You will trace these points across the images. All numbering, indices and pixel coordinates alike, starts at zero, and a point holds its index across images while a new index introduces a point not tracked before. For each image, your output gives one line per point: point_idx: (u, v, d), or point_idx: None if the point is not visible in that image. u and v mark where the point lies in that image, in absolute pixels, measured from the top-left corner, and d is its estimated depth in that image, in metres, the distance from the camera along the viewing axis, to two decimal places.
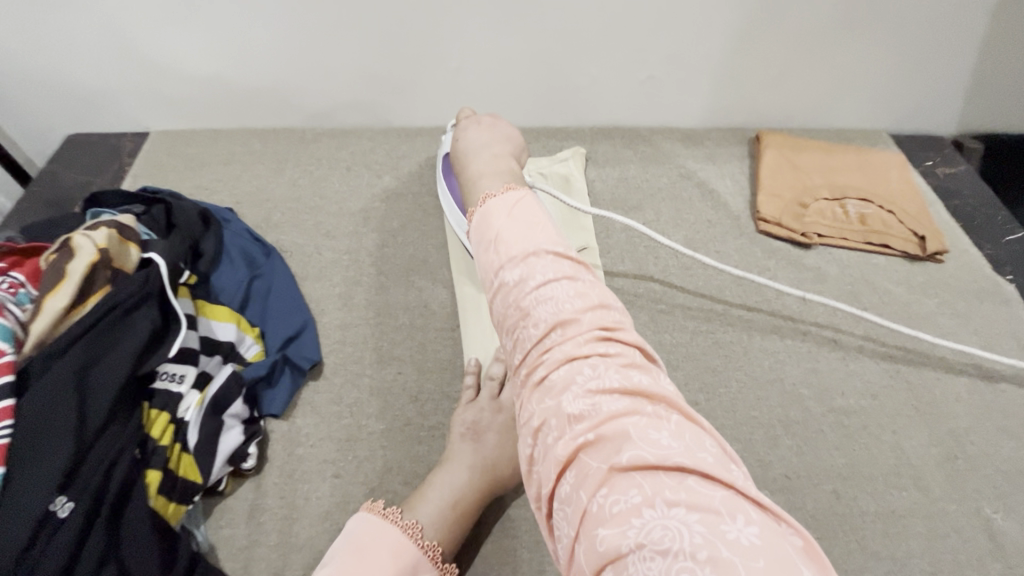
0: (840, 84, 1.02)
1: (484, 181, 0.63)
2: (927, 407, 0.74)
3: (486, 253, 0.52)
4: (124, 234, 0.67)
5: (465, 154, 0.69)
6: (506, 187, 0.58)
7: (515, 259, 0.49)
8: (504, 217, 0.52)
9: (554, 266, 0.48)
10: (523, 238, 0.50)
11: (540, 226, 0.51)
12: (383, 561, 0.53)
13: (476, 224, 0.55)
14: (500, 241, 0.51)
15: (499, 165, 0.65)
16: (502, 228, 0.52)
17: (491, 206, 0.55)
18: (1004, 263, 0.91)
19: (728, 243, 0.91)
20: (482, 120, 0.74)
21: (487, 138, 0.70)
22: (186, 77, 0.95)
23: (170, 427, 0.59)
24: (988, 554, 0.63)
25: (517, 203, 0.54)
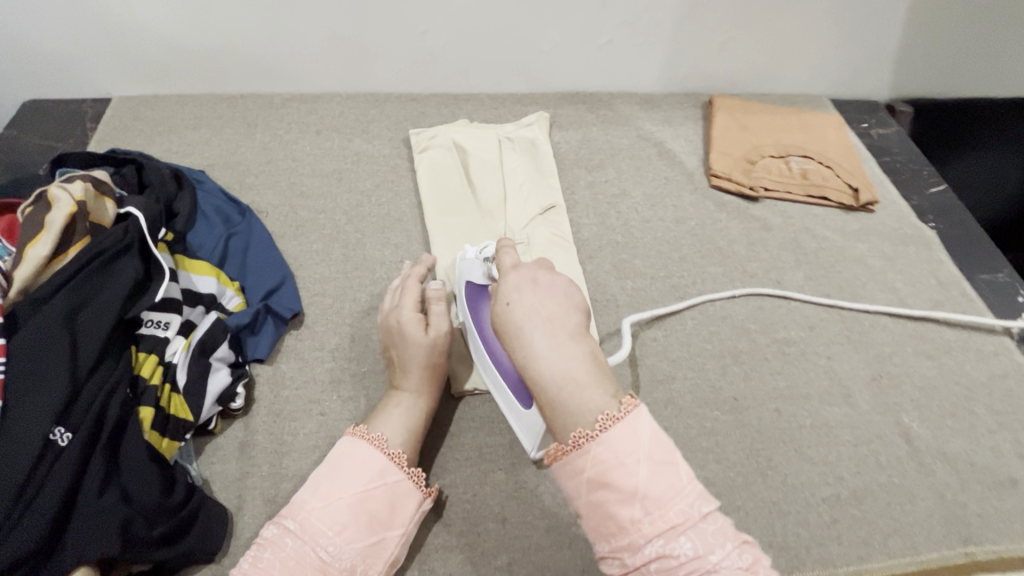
0: (784, 50, 1.10)
1: (575, 390, 0.51)
2: (856, 336, 0.82)
3: (618, 504, 0.46)
4: (100, 188, 0.68)
5: (519, 328, 0.55)
6: (625, 404, 0.49)
7: (665, 524, 0.45)
8: (631, 447, 0.47)
9: (715, 528, 0.45)
10: (668, 495, 0.46)
11: (673, 467, 0.47)
12: (350, 466, 0.57)
13: (589, 468, 0.48)
14: (643, 498, 0.46)
15: (577, 358, 0.53)
16: (642, 481, 0.46)
17: (605, 444, 0.48)
18: (927, 212, 1.01)
19: (683, 197, 0.97)
20: (534, 274, 0.60)
21: (549, 309, 0.56)
22: (149, 40, 0.94)
23: (159, 368, 0.62)
24: (905, 455, 0.72)
25: (648, 439, 0.48)
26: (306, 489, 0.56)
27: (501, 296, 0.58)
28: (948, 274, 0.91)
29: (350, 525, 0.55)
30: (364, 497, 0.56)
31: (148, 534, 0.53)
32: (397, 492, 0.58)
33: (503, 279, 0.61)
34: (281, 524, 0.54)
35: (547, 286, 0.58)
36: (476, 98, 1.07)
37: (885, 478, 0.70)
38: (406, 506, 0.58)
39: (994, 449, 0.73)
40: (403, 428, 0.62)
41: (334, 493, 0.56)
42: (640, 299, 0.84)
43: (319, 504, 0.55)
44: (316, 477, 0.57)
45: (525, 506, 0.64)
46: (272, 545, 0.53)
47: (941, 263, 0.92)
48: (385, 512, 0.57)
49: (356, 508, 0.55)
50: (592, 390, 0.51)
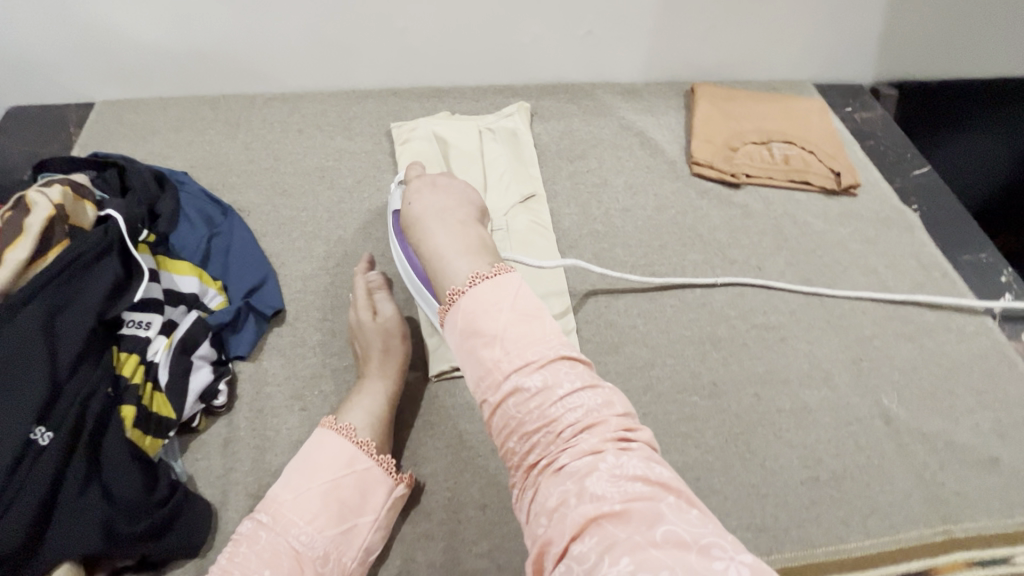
0: (766, 36, 1.09)
1: (456, 262, 0.56)
2: (837, 319, 0.83)
3: (483, 348, 0.49)
4: (78, 191, 0.68)
5: (420, 220, 0.63)
6: (495, 268, 0.54)
7: (527, 367, 0.47)
8: (503, 314, 0.50)
9: (573, 369, 0.48)
10: (527, 342, 0.48)
11: (539, 322, 0.50)
12: (320, 456, 0.58)
13: (459, 320, 0.51)
14: (503, 340, 0.48)
15: (468, 239, 0.60)
16: (503, 325, 0.49)
17: (473, 296, 0.52)
18: (910, 194, 1.01)
19: (665, 186, 0.97)
20: (436, 179, 0.70)
21: (444, 203, 0.66)
22: (129, 43, 0.95)
23: (140, 368, 0.62)
24: (884, 435, 0.72)
25: (513, 300, 0.51)
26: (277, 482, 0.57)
27: (409, 200, 0.67)
28: (930, 255, 0.91)
29: (322, 514, 0.56)
30: (335, 485, 0.57)
31: (131, 530, 0.54)
32: (367, 479, 0.59)
33: (410, 185, 0.70)
34: (254, 518, 0.55)
35: (445, 187, 0.68)
36: (458, 92, 1.07)
37: (864, 458, 0.70)
38: (377, 492, 0.59)
39: (973, 428, 0.74)
40: (370, 415, 0.63)
41: (304, 483, 0.57)
42: (621, 287, 0.84)
43: (289, 496, 0.56)
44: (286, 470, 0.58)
45: (504, 494, 0.65)
46: (246, 539, 0.54)
47: (924, 245, 0.92)
48: (356, 499, 0.58)
49: (328, 495, 0.57)
50: (473, 259, 0.56)
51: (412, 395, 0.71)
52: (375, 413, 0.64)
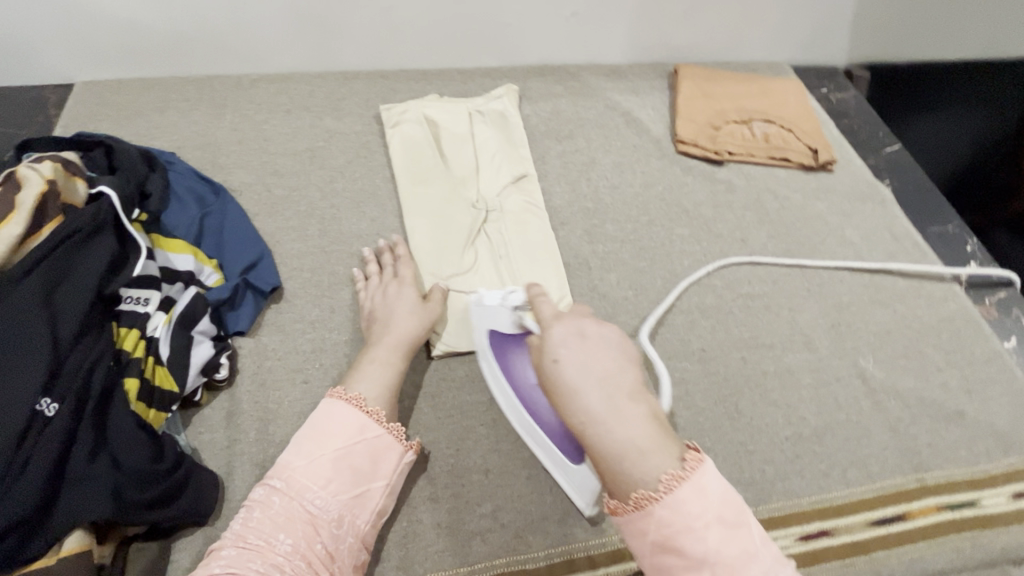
0: (745, 18, 1.12)
1: (641, 458, 0.49)
2: (816, 288, 0.87)
3: (680, 558, 0.46)
4: (69, 169, 0.68)
5: (574, 393, 0.52)
6: (683, 466, 0.48)
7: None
8: (703, 524, 0.46)
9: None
10: (740, 556, 0.45)
11: (738, 527, 0.47)
12: (330, 425, 0.60)
13: (653, 529, 0.47)
14: (711, 558, 0.45)
15: (642, 421, 0.51)
16: (709, 542, 0.45)
17: (671, 505, 0.47)
18: (882, 171, 1.06)
19: (651, 163, 1.00)
20: (581, 326, 0.56)
21: (596, 365, 0.53)
22: (108, 20, 0.93)
23: (141, 342, 0.62)
24: (861, 393, 0.77)
25: (716, 503, 0.47)
26: (290, 450, 0.59)
27: (555, 360, 0.54)
28: (902, 226, 0.96)
29: (334, 479, 0.58)
30: (346, 452, 0.59)
31: (140, 497, 0.55)
32: (378, 447, 0.61)
33: (547, 331, 0.57)
34: (268, 484, 0.57)
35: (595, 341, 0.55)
36: (446, 73, 1.08)
37: (843, 415, 0.75)
38: (387, 459, 0.61)
39: (943, 385, 0.78)
40: (377, 384, 0.65)
41: (316, 451, 0.58)
42: (611, 261, 0.87)
43: (303, 463, 0.58)
44: (299, 439, 0.60)
45: (506, 457, 0.67)
46: (261, 504, 0.56)
47: (896, 217, 0.97)
48: (367, 465, 0.60)
49: (339, 461, 0.58)
50: (657, 455, 0.49)
51: (413, 366, 0.72)
52: (381, 383, 0.65)
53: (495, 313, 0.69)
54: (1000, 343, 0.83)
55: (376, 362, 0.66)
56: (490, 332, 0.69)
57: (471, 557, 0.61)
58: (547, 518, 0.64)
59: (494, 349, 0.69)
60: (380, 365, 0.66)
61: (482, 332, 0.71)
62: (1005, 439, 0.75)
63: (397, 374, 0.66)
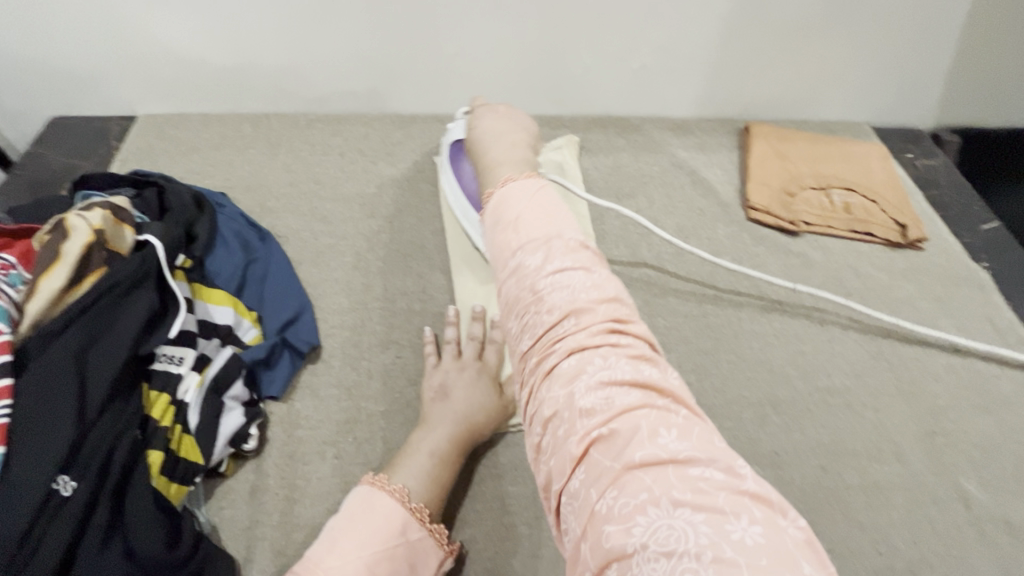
0: (824, 77, 1.05)
1: (495, 169, 0.59)
2: (907, 386, 0.77)
3: (504, 233, 0.50)
4: (120, 215, 0.66)
5: (478, 138, 0.65)
6: (524, 171, 0.57)
7: (535, 247, 0.48)
8: (529, 207, 0.51)
9: (579, 273, 0.46)
10: (542, 225, 0.49)
11: (554, 213, 0.51)
12: (368, 520, 0.55)
13: (490, 210, 0.54)
14: (519, 225, 0.50)
15: (511, 150, 0.62)
16: (522, 214, 0.50)
17: (506, 194, 0.53)
18: (979, 251, 0.95)
19: (719, 229, 0.93)
20: (500, 105, 0.70)
21: (501, 124, 0.66)
22: (173, 57, 0.93)
23: (170, 409, 0.59)
24: (964, 522, 0.66)
25: (533, 193, 0.52)
26: (322, 545, 0.53)
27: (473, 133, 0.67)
28: (1005, 319, 0.85)
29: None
30: (383, 555, 0.53)
31: None
32: (419, 550, 0.55)
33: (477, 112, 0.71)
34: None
35: (506, 114, 0.68)
36: None
37: (942, 548, 0.64)
38: (426, 564, 0.55)
39: None
40: (425, 479, 0.59)
41: (353, 551, 0.53)
42: (673, 339, 0.80)
43: (337, 563, 0.52)
44: (332, 532, 0.54)
45: (550, 566, 0.60)
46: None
47: (998, 307, 0.86)
48: (404, 570, 0.54)
49: (375, 563, 0.53)
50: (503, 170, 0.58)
51: None
52: (429, 475, 0.59)
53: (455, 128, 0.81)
54: None
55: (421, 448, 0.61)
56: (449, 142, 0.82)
57: None
58: None
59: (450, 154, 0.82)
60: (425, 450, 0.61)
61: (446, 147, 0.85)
62: None
63: (446, 469, 0.61)
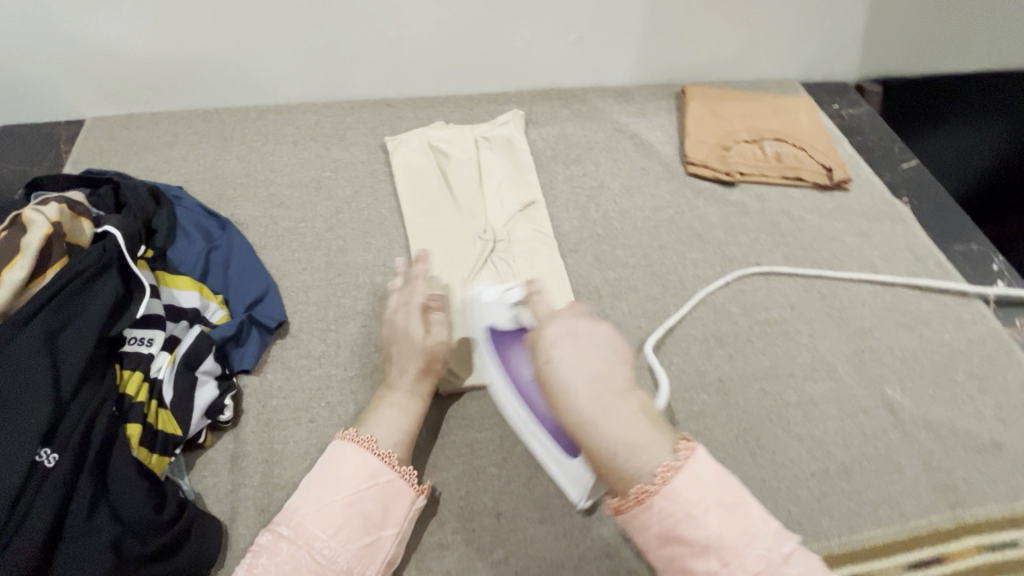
0: (751, 37, 1.11)
1: (633, 450, 0.47)
2: (837, 312, 0.84)
3: (691, 554, 0.43)
4: (75, 209, 0.68)
5: (571, 398, 0.50)
6: (679, 450, 0.47)
7: (745, 574, 0.42)
8: (710, 506, 0.44)
9: (793, 563, 0.43)
10: (741, 536, 0.43)
11: (744, 508, 0.45)
12: (340, 468, 0.57)
13: (653, 520, 0.45)
14: (720, 544, 0.43)
15: (625, 405, 0.49)
16: (708, 524, 0.43)
17: (665, 496, 0.45)
18: (900, 187, 1.03)
19: (661, 186, 0.98)
20: (574, 325, 0.54)
21: (586, 363, 0.51)
22: (117, 58, 0.94)
23: (144, 385, 0.61)
24: (889, 424, 0.73)
25: (711, 483, 0.45)
26: (298, 494, 0.56)
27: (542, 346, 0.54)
28: (923, 246, 0.93)
29: (344, 529, 0.55)
30: (358, 498, 0.56)
31: (141, 549, 0.53)
32: (392, 494, 0.58)
33: (541, 334, 0.55)
34: (276, 530, 0.54)
35: (588, 339, 0.53)
36: (452, 101, 1.08)
37: (871, 449, 0.71)
38: (398, 504, 0.58)
39: (976, 415, 0.75)
40: (392, 431, 0.62)
41: (328, 498, 0.55)
42: (624, 289, 0.85)
43: (314, 509, 0.55)
44: (308, 483, 0.57)
45: (518, 499, 0.65)
46: (266, 550, 0.53)
47: (917, 236, 0.94)
48: (379, 512, 0.57)
49: (348, 505, 0.55)
50: (642, 443, 0.47)
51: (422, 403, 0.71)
52: (399, 429, 0.63)
53: (494, 309, 0.66)
54: None
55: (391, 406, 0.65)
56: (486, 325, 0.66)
57: None
58: (561, 564, 0.61)
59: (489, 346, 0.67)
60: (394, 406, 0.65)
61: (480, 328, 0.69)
62: None
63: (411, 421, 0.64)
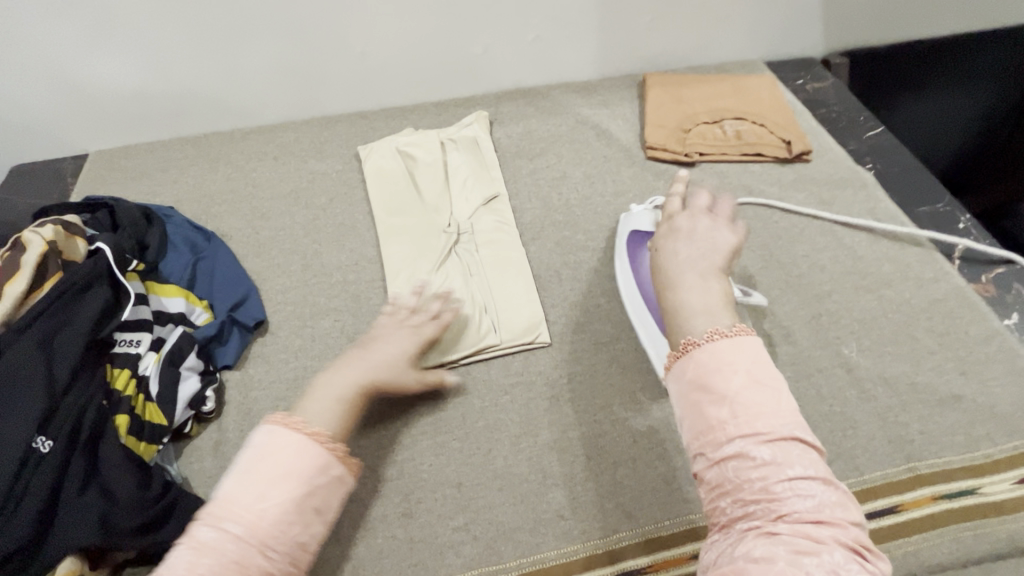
0: (710, 21, 1.13)
1: (698, 313, 0.57)
2: (796, 279, 0.85)
3: (711, 405, 0.51)
4: (70, 230, 0.75)
5: (665, 268, 0.64)
6: (735, 327, 0.55)
7: (758, 442, 0.49)
8: (746, 383, 0.51)
9: (802, 453, 0.49)
10: (765, 412, 0.50)
11: (776, 396, 0.51)
12: (280, 459, 0.56)
13: (690, 370, 0.53)
14: (740, 406, 0.50)
15: (702, 289, 0.60)
16: (737, 390, 0.51)
17: (709, 353, 0.53)
18: (864, 155, 1.03)
19: (622, 171, 1.01)
20: (692, 223, 0.67)
21: (688, 250, 0.64)
22: (112, 95, 1.03)
23: (132, 381, 0.68)
24: (845, 383, 0.74)
25: (752, 362, 0.52)
26: (242, 488, 0.54)
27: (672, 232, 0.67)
28: (885, 209, 0.93)
29: (297, 521, 0.55)
30: (309, 494, 0.56)
31: (128, 523, 0.59)
32: (339, 479, 0.59)
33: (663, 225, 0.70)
34: (224, 525, 0.52)
35: (693, 233, 0.66)
36: (421, 108, 1.13)
37: (826, 408, 0.72)
38: (337, 496, 0.59)
39: (936, 369, 0.75)
40: (328, 417, 0.62)
41: (282, 493, 0.55)
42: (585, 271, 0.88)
43: (268, 503, 0.54)
44: (252, 473, 0.55)
45: (478, 470, 0.68)
46: (212, 550, 0.51)
47: (879, 201, 0.95)
48: (325, 503, 0.58)
49: (298, 498, 0.55)
50: (720, 317, 0.57)
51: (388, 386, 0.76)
52: (335, 414, 0.63)
53: (640, 215, 0.81)
54: (1000, 321, 0.79)
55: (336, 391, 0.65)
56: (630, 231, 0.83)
57: (444, 569, 0.62)
58: (518, 528, 0.65)
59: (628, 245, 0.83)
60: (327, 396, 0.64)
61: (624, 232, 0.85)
62: (1005, 421, 0.71)
63: (352, 411, 0.65)
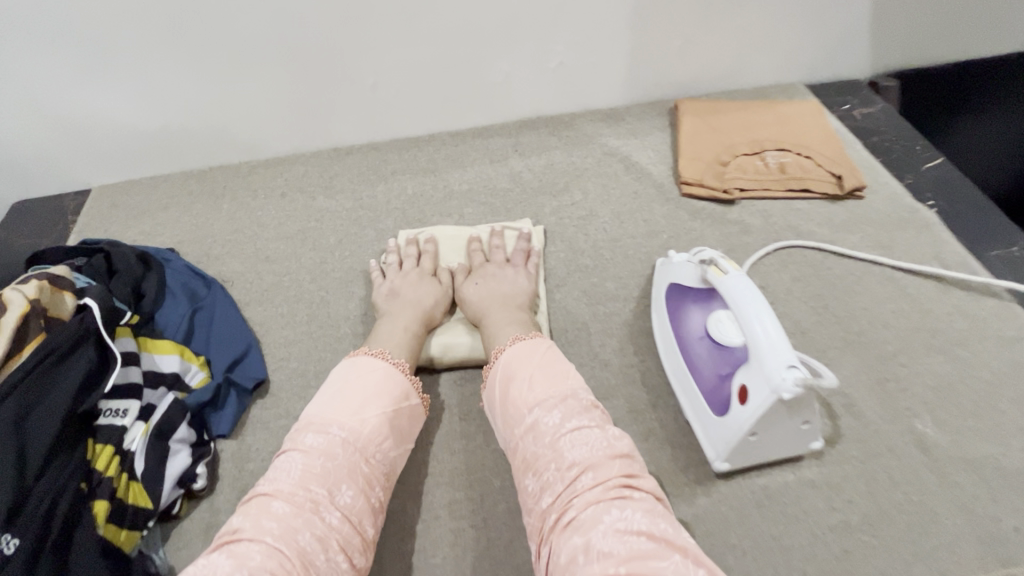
0: (749, 42, 1.04)
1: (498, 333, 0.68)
2: (857, 337, 0.75)
3: (515, 389, 0.59)
4: (57, 283, 0.69)
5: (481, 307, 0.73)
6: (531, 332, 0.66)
7: (547, 409, 0.56)
8: (537, 367, 0.60)
9: (588, 417, 0.56)
10: (555, 386, 0.58)
11: (567, 373, 0.60)
12: (362, 377, 0.60)
13: (500, 373, 0.61)
14: (534, 387, 0.58)
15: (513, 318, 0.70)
16: (530, 373, 0.60)
17: (509, 351, 0.63)
18: (924, 190, 0.93)
19: (655, 210, 0.93)
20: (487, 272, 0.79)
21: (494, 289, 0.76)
22: (113, 130, 0.98)
23: (115, 459, 0.62)
24: (921, 466, 0.64)
25: (542, 352, 0.62)
26: (340, 405, 0.58)
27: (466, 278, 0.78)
28: (952, 254, 0.83)
29: (389, 437, 0.59)
30: (394, 415, 0.60)
31: None
32: (370, 479, 0.56)
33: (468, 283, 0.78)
34: (327, 435, 0.55)
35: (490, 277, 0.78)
36: (437, 140, 1.07)
37: (901, 497, 0.62)
38: (416, 423, 0.63)
39: None
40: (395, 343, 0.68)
41: (377, 408, 0.59)
42: (616, 323, 0.79)
43: (366, 415, 0.58)
44: (344, 393, 0.59)
45: (496, 566, 0.60)
46: (323, 453, 0.54)
47: (945, 244, 0.85)
48: (406, 428, 0.61)
49: (387, 415, 0.59)
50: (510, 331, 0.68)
51: None
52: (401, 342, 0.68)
53: (682, 266, 0.72)
54: None
55: (339, 386, 0.59)
56: (670, 282, 0.74)
57: None
58: None
59: (666, 299, 0.74)
60: (401, 370, 0.64)
61: (663, 283, 0.76)
62: None
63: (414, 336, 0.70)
